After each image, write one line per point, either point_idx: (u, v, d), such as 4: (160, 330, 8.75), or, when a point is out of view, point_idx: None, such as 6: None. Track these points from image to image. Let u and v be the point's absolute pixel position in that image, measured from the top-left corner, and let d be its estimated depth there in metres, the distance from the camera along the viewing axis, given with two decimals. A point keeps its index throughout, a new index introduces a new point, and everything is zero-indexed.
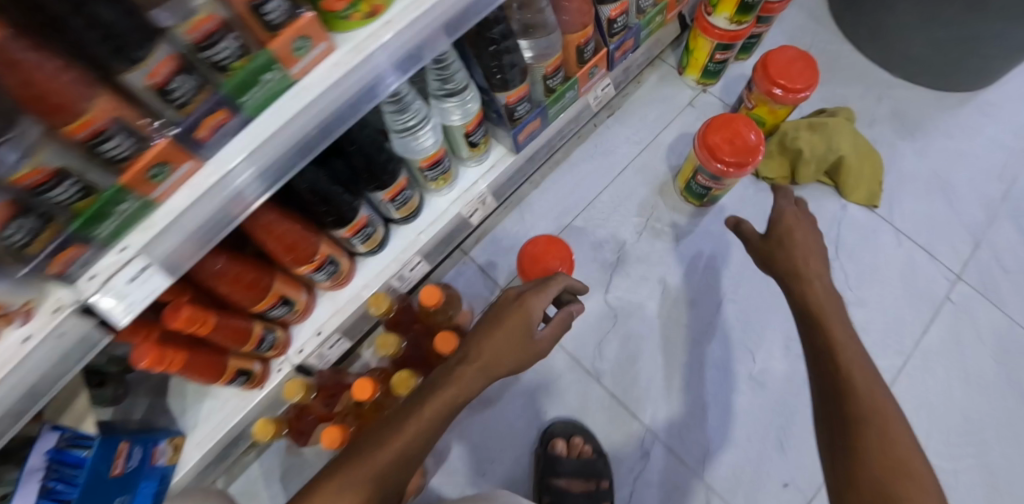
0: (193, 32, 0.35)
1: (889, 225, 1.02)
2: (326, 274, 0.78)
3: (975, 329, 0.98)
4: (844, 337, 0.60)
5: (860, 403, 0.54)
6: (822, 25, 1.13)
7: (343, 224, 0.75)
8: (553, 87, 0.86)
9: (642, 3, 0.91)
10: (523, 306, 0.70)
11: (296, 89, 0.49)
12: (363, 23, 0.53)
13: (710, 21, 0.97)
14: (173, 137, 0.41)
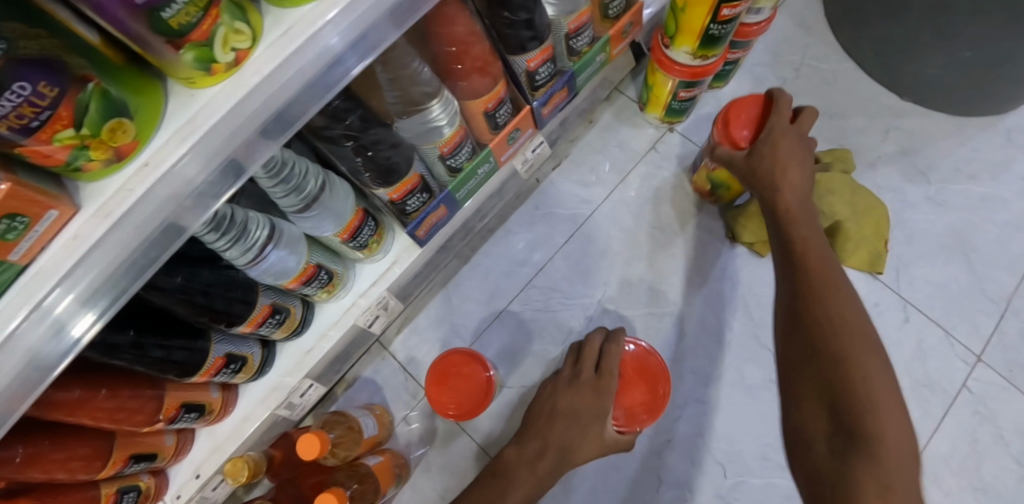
0: None
1: (893, 296, 0.84)
2: (187, 421, 0.65)
3: (997, 425, 0.80)
4: (828, 285, 0.58)
5: (847, 356, 0.53)
6: (814, 39, 0.92)
7: (192, 372, 0.60)
8: (458, 165, 0.69)
9: (574, 42, 0.71)
10: (600, 395, 0.72)
11: (21, 283, 0.35)
12: (108, 173, 0.37)
13: (668, 54, 0.76)
14: None
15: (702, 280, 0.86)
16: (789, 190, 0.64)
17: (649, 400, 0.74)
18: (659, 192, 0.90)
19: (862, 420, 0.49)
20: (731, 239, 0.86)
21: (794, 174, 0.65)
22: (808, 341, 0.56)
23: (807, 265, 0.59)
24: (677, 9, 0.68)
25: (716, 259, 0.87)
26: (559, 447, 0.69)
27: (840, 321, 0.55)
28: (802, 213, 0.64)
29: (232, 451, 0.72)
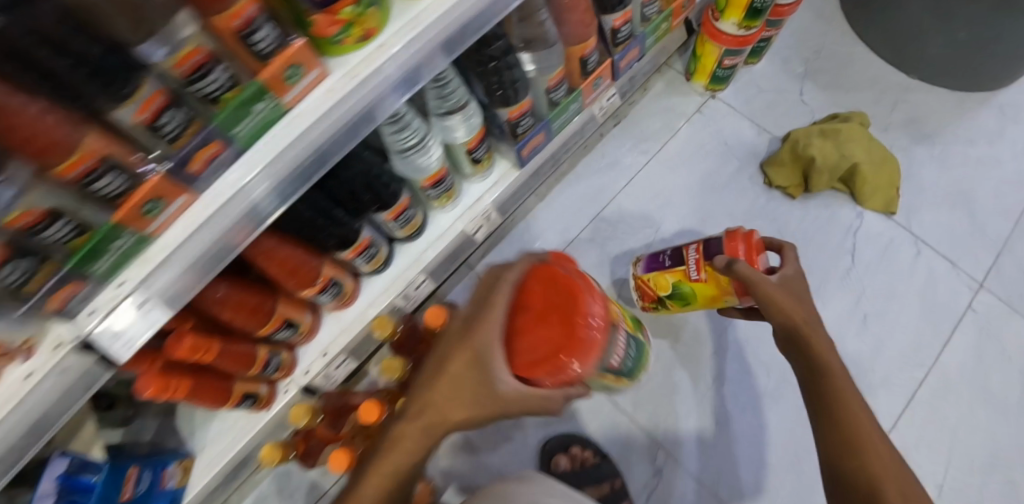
0: (180, 66, 0.35)
1: (906, 233, 0.99)
2: (330, 296, 0.78)
3: (999, 341, 0.94)
4: (858, 404, 0.60)
5: (879, 468, 0.54)
6: (833, 28, 1.11)
7: (346, 245, 0.74)
8: (557, 100, 0.85)
9: (646, 10, 0.90)
10: (468, 337, 0.47)
11: (284, 123, 0.47)
12: (355, 50, 0.49)
13: (717, 27, 0.94)
14: (164, 173, 0.40)
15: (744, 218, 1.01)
16: (792, 308, 0.63)
17: (544, 357, 0.43)
18: (704, 147, 1.06)
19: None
20: (766, 185, 1.03)
21: (801, 300, 0.66)
22: (842, 453, 0.57)
23: (832, 386, 0.60)
24: None
25: (756, 202, 1.02)
26: (434, 416, 0.51)
27: (868, 438, 0.57)
28: (804, 321, 0.63)
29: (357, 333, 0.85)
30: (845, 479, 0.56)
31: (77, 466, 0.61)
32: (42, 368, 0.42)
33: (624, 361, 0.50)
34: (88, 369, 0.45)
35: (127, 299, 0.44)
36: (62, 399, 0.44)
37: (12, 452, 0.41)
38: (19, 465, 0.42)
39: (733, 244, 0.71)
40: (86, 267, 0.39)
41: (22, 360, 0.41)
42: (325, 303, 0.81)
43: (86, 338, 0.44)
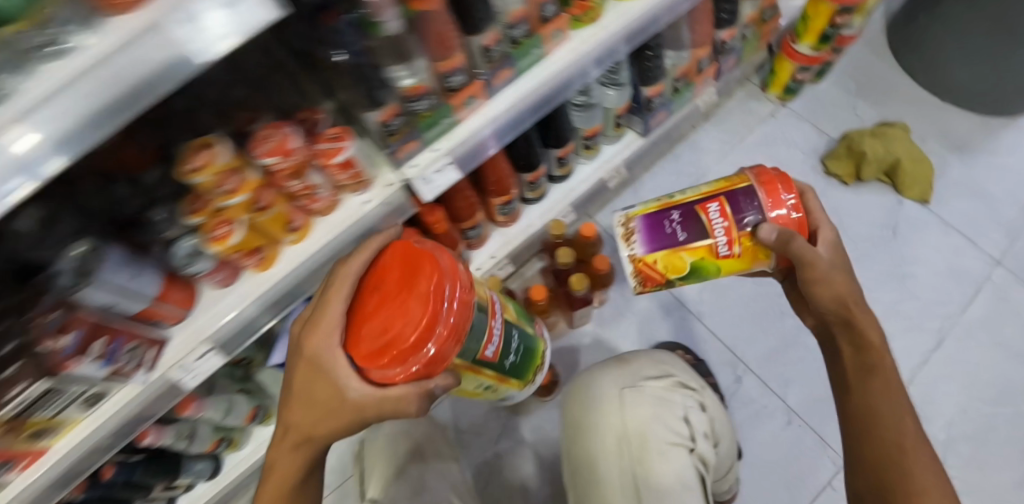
0: (512, 17, 0.76)
1: (938, 217, 1.25)
2: (508, 208, 1.05)
3: (1013, 305, 1.18)
4: (891, 373, 0.69)
5: (896, 425, 0.65)
6: (882, 60, 1.41)
7: (529, 169, 1.02)
8: (677, 88, 1.16)
9: (744, 32, 1.18)
10: (320, 317, 0.59)
11: (540, 65, 0.87)
12: (586, 27, 0.90)
13: (794, 48, 1.23)
14: (480, 80, 0.79)
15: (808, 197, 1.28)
16: (842, 286, 0.72)
17: (392, 348, 0.54)
18: (779, 140, 1.34)
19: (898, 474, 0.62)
20: (826, 174, 1.30)
21: (845, 283, 0.72)
22: (861, 410, 0.68)
23: (873, 352, 0.71)
24: (806, 19, 1.15)
25: (817, 186, 1.29)
26: (303, 431, 0.62)
27: (894, 400, 0.67)
28: (840, 303, 0.72)
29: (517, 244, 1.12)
30: (860, 428, 0.68)
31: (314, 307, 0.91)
32: (376, 197, 0.79)
33: (505, 357, 0.75)
34: (401, 202, 0.82)
35: (436, 158, 0.79)
36: (383, 215, 0.80)
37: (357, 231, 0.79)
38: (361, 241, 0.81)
39: (784, 199, 0.69)
40: (428, 131, 0.77)
41: (366, 191, 0.79)
42: (500, 215, 1.08)
43: (404, 180, 0.79)
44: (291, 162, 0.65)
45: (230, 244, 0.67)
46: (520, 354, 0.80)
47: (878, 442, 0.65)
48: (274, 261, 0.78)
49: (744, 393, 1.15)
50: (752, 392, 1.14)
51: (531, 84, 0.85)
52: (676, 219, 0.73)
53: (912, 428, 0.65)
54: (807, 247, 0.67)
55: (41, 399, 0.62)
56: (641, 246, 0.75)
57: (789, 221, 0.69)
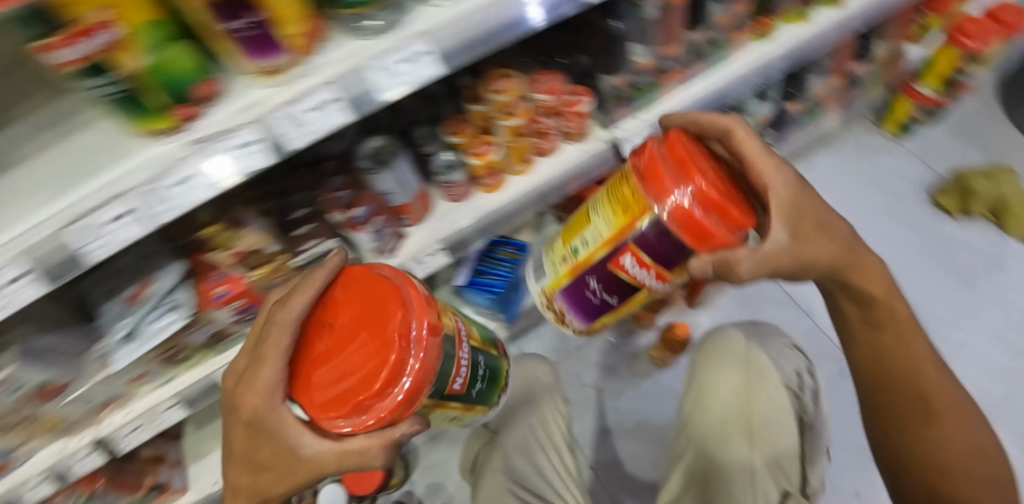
0: (720, 21, 1.01)
1: None
2: None
3: None
4: (919, 338, 0.66)
5: (922, 399, 0.64)
6: (995, 114, 1.54)
7: None
8: (812, 107, 1.36)
9: (873, 69, 1.38)
10: (254, 372, 0.49)
11: (722, 67, 1.11)
12: (761, 42, 1.13)
13: (918, 90, 1.38)
14: (683, 69, 1.04)
15: (916, 221, 1.42)
16: (803, 246, 0.57)
17: (346, 396, 0.47)
18: (893, 170, 1.49)
19: (938, 450, 0.62)
20: (933, 205, 1.43)
21: (810, 245, 0.57)
22: (882, 386, 0.66)
23: (876, 308, 0.65)
24: (933, 63, 1.30)
25: (925, 214, 1.43)
26: (251, 493, 0.53)
27: (913, 372, 0.64)
28: (829, 263, 0.59)
29: None
30: (885, 403, 0.66)
31: (491, 250, 1.13)
32: (590, 147, 0.98)
33: (474, 382, 0.64)
34: (605, 159, 1.01)
35: (639, 126, 1.01)
36: (591, 165, 1.00)
37: (571, 174, 0.98)
38: (571, 184, 1.00)
39: (693, 205, 0.54)
40: (641, 100, 1.01)
41: (582, 143, 0.99)
42: None
43: (612, 138, 0.99)
44: (552, 102, 0.88)
45: (490, 160, 0.87)
46: (490, 378, 0.68)
47: (905, 419, 0.65)
48: (501, 188, 0.95)
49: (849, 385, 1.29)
50: None
51: (714, 82, 1.10)
52: (597, 285, 0.69)
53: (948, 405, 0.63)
54: (741, 257, 0.53)
55: (316, 258, 0.82)
56: (579, 321, 0.77)
57: (722, 241, 0.54)
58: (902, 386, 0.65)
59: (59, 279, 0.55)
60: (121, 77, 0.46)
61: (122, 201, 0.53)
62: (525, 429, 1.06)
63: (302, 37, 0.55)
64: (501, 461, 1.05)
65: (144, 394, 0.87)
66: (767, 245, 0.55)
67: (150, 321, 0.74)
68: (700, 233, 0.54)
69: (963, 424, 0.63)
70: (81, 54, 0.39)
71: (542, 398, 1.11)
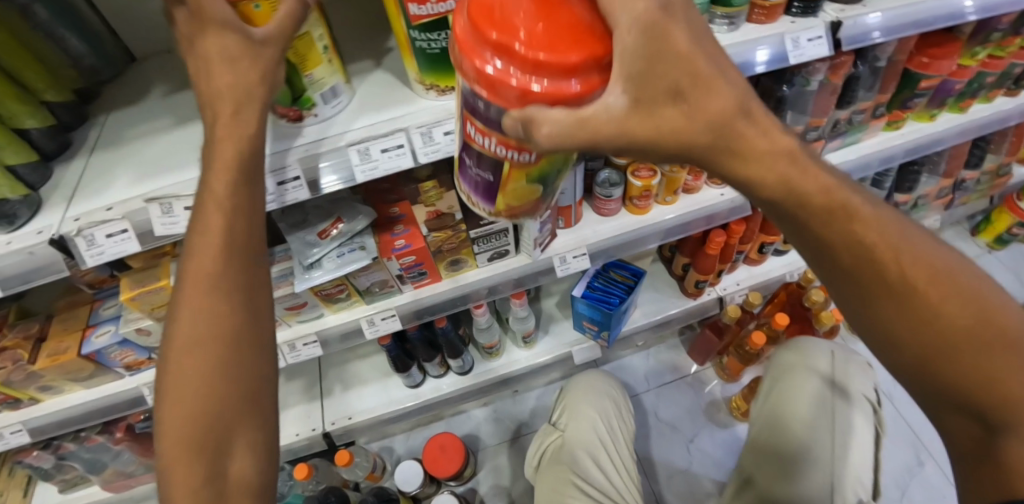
0: (862, 106, 1.11)
1: None
2: (770, 249, 1.28)
3: None
4: (877, 212, 0.43)
5: (912, 305, 0.42)
6: None
7: None
8: (919, 203, 1.45)
9: (979, 181, 1.49)
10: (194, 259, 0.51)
11: (853, 147, 1.20)
12: (890, 130, 1.23)
13: (1019, 205, 1.47)
14: (823, 142, 1.13)
15: None
16: (636, 122, 0.36)
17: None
18: None
19: (938, 355, 0.42)
20: None
21: (654, 123, 0.37)
22: (854, 295, 0.44)
23: (805, 199, 0.42)
24: None
25: None
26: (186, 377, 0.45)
27: (891, 272, 0.42)
28: (681, 141, 0.38)
29: (762, 280, 1.33)
30: (867, 313, 0.45)
31: (603, 274, 1.17)
32: (730, 192, 1.06)
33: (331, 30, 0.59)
34: (741, 205, 1.08)
35: None
36: (728, 210, 1.08)
37: (708, 214, 1.06)
38: (706, 223, 1.08)
39: (491, 49, 0.34)
40: None
41: (722, 188, 1.07)
42: (760, 251, 1.29)
43: None
44: None
45: (650, 183, 0.95)
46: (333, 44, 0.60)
47: (887, 332, 0.44)
48: (646, 212, 1.03)
49: (927, 476, 1.30)
50: (934, 477, 1.29)
51: (847, 157, 1.19)
52: (468, 158, 0.44)
53: (943, 293, 0.42)
54: (548, 120, 0.34)
55: (485, 236, 0.89)
56: (485, 205, 0.47)
57: (535, 94, 0.34)
58: (897, 291, 0.42)
59: (323, 189, 0.65)
60: (450, 38, 0.57)
61: (402, 136, 0.63)
62: (590, 426, 1.04)
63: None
64: (562, 455, 1.02)
65: (292, 325, 0.94)
66: (589, 108, 0.35)
67: (337, 255, 0.82)
68: (499, 90, 0.35)
69: (968, 299, 0.42)
70: (438, 10, 0.54)
71: (606, 399, 1.09)
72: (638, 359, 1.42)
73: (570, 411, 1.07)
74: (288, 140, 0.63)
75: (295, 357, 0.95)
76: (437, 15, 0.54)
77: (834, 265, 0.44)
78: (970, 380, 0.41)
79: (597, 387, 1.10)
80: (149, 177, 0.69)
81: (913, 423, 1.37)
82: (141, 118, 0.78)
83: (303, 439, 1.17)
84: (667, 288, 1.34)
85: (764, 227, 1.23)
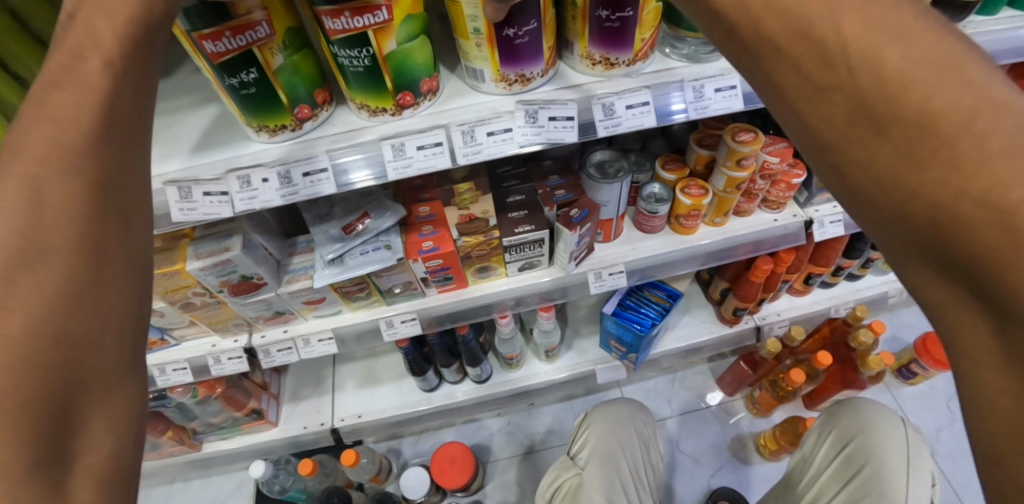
0: None
1: None
2: (815, 282, 1.20)
3: None
4: (862, 15, 0.31)
5: (863, 132, 0.31)
6: None
7: (849, 255, 1.17)
8: None
9: None
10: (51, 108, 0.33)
11: None
12: None
13: None
14: None
15: None
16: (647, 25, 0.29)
17: None
18: None
19: (900, 207, 0.31)
20: None
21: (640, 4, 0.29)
22: (791, 113, 0.35)
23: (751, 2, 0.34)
24: None
25: None
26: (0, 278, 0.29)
27: (846, 101, 0.32)
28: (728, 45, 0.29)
29: (804, 312, 1.25)
30: (798, 125, 0.35)
31: (632, 293, 1.10)
32: (783, 219, 0.98)
33: (226, 73, 0.48)
34: (795, 232, 1.00)
35: (835, 212, 0.99)
36: (784, 236, 1.00)
37: (757, 246, 0.99)
38: (757, 252, 1.01)
39: None
40: None
41: (777, 212, 0.99)
42: (805, 283, 1.21)
43: (806, 218, 0.99)
44: (779, 166, 0.88)
45: (701, 202, 0.88)
46: (267, 84, 0.51)
47: (832, 178, 0.35)
48: (693, 232, 0.96)
49: None
50: None
51: None
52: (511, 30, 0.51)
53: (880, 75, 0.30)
54: None
55: (519, 245, 0.83)
56: (534, 64, 0.57)
57: None
58: (811, 90, 0.33)
59: (352, 185, 0.59)
60: (374, 55, 0.50)
61: (442, 133, 0.57)
62: (612, 470, 0.94)
63: (550, 51, 0.57)
64: (575, 497, 0.92)
65: (308, 319, 0.90)
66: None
67: (360, 253, 0.78)
68: None
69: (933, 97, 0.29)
70: (354, 24, 0.47)
71: (633, 439, 1.00)
72: (662, 384, 1.36)
73: (594, 448, 0.97)
74: (224, 150, 0.59)
75: (162, 381, 0.90)
76: (355, 30, 0.47)
77: (763, 70, 0.36)
78: (919, 199, 0.29)
79: (628, 425, 1.01)
80: (164, 156, 0.59)
81: (957, 484, 1.22)
82: (167, 90, 0.66)
83: (310, 433, 1.15)
84: (699, 313, 1.27)
85: (816, 259, 1.14)
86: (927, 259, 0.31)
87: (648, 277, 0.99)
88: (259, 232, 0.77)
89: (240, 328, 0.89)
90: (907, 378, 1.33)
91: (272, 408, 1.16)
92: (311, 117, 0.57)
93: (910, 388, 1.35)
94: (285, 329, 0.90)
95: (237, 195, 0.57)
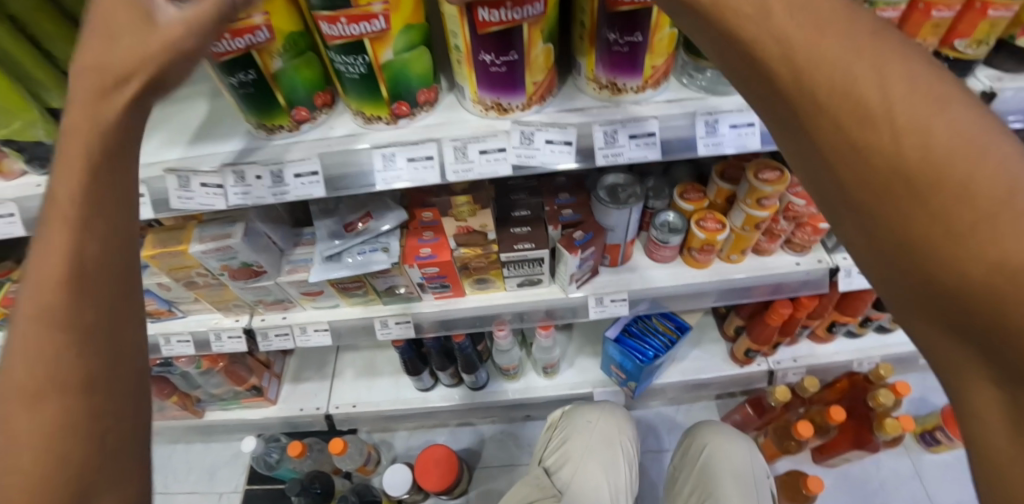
0: None
1: None
2: (838, 331, 1.12)
3: None
4: (903, 75, 0.26)
5: (895, 202, 0.25)
6: None
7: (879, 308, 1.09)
8: None
9: None
10: None
11: None
12: None
13: None
14: None
15: None
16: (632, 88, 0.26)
17: None
18: None
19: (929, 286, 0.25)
20: None
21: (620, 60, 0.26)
22: (807, 163, 0.29)
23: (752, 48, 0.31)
24: None
25: None
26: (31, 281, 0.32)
27: (882, 164, 0.25)
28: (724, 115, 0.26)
29: (823, 361, 1.17)
30: (809, 173, 0.29)
31: (639, 321, 1.05)
32: (806, 262, 0.92)
33: (227, 72, 0.49)
34: (818, 278, 0.93)
35: None
36: (807, 281, 0.93)
37: (774, 288, 0.94)
38: (773, 294, 0.95)
39: None
40: None
41: (800, 255, 0.92)
42: (828, 330, 1.14)
43: (833, 266, 0.92)
44: (804, 210, 0.83)
45: (715, 237, 0.83)
46: (259, 89, 0.51)
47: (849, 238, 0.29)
48: (704, 266, 0.91)
49: None
50: None
51: None
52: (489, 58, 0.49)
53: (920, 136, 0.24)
54: None
55: (517, 261, 0.81)
56: (517, 95, 0.54)
57: None
58: (833, 140, 0.27)
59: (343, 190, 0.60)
60: (369, 64, 0.49)
61: (434, 147, 0.56)
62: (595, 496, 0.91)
63: (538, 87, 0.55)
64: None
65: (307, 309, 0.92)
66: None
67: (358, 252, 0.78)
68: None
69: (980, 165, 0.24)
70: (350, 32, 0.46)
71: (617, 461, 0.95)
72: (663, 414, 1.31)
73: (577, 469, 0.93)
74: (227, 143, 0.60)
75: (166, 350, 0.93)
76: (351, 37, 0.47)
77: (775, 108, 0.29)
78: (953, 283, 0.24)
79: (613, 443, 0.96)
80: (173, 142, 0.61)
81: None
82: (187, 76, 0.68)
83: (305, 416, 1.18)
84: (710, 347, 1.21)
85: (842, 308, 1.06)
86: (955, 343, 0.26)
87: (657, 306, 0.95)
88: (265, 220, 0.78)
89: (242, 309, 0.91)
90: (930, 445, 1.23)
91: (273, 386, 1.20)
92: (309, 119, 0.58)
93: (934, 456, 1.25)
94: (285, 315, 0.92)
95: (231, 189, 0.59)
